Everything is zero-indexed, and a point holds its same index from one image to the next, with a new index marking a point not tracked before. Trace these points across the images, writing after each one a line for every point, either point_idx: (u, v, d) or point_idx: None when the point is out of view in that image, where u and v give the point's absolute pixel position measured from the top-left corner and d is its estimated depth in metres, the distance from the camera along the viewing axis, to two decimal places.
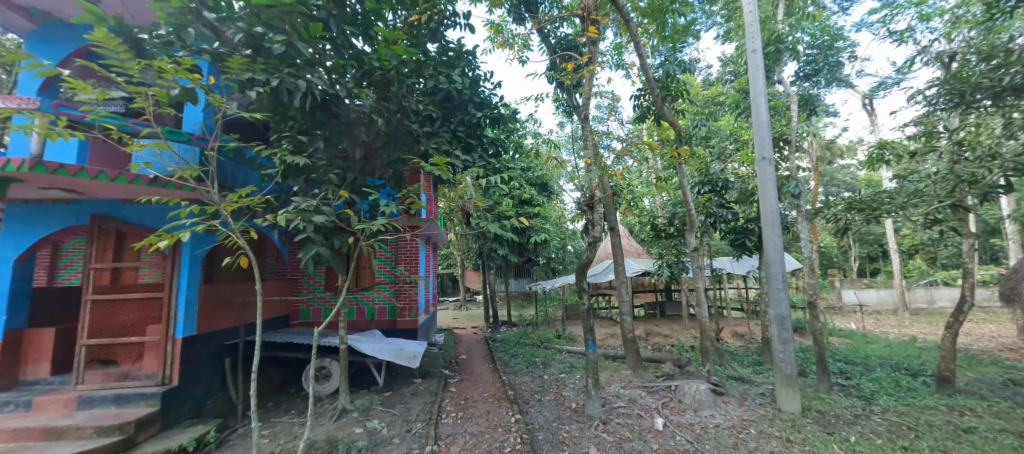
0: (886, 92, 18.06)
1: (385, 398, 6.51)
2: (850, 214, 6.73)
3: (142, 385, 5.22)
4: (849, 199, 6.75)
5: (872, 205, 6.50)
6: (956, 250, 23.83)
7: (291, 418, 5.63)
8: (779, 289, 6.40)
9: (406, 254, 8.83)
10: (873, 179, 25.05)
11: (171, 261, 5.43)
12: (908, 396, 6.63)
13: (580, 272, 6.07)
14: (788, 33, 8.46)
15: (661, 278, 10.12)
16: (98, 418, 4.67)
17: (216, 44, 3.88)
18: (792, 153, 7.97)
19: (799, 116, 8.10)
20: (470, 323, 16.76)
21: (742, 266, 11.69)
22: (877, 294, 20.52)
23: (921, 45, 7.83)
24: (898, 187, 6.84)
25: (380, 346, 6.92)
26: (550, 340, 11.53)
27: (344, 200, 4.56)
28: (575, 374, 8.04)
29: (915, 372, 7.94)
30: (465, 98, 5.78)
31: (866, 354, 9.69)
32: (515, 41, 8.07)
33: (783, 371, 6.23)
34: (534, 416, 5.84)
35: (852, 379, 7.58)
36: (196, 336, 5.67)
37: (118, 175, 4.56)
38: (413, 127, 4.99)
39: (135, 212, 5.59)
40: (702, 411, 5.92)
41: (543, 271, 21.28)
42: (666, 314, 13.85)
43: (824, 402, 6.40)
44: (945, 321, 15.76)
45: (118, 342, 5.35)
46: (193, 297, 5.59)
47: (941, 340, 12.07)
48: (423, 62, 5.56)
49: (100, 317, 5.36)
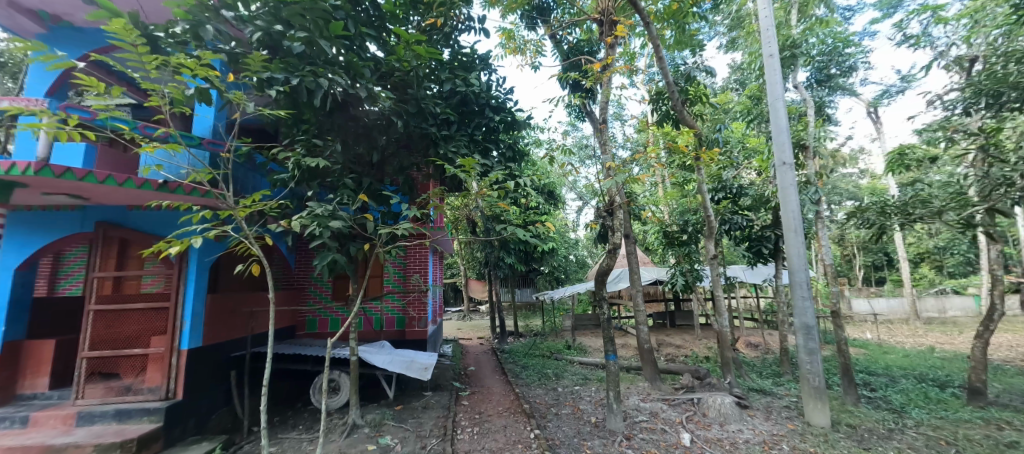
0: (891, 100, 18.06)
1: (396, 412, 6.26)
2: (884, 218, 6.54)
3: (145, 399, 4.96)
4: (882, 202, 6.59)
5: (907, 209, 6.34)
6: (964, 258, 23.56)
7: (299, 434, 5.38)
8: (804, 298, 6.21)
9: (416, 261, 8.52)
10: (877, 187, 24.96)
11: (177, 269, 5.23)
12: (940, 409, 6.37)
13: (599, 281, 5.87)
14: (802, 38, 8.33)
15: (675, 287, 9.90)
16: (98, 436, 4.43)
17: (233, 45, 3.76)
18: (811, 159, 7.81)
19: (815, 122, 7.98)
20: (476, 334, 16.46)
21: (755, 274, 11.46)
22: (887, 302, 20.27)
23: (937, 49, 7.77)
24: (933, 189, 6.65)
25: (391, 358, 6.70)
26: (560, 351, 11.26)
27: (360, 205, 4.41)
28: (590, 386, 7.79)
29: (942, 383, 7.69)
30: (482, 102, 5.69)
31: (887, 365, 9.43)
32: (527, 47, 8.01)
33: (810, 382, 6.00)
34: (553, 432, 5.61)
35: (878, 391, 7.34)
36: (202, 348, 5.44)
37: (126, 179, 4.40)
38: (431, 130, 4.86)
39: (142, 218, 5.41)
40: (729, 426, 5.69)
41: (548, 281, 21.04)
42: (676, 323, 13.60)
43: (854, 415, 6.15)
44: (960, 330, 15.47)
45: (121, 354, 5.11)
46: (200, 307, 5.38)
47: (959, 349, 11.80)
48: (440, 65, 5.44)
49: (103, 329, 5.12)
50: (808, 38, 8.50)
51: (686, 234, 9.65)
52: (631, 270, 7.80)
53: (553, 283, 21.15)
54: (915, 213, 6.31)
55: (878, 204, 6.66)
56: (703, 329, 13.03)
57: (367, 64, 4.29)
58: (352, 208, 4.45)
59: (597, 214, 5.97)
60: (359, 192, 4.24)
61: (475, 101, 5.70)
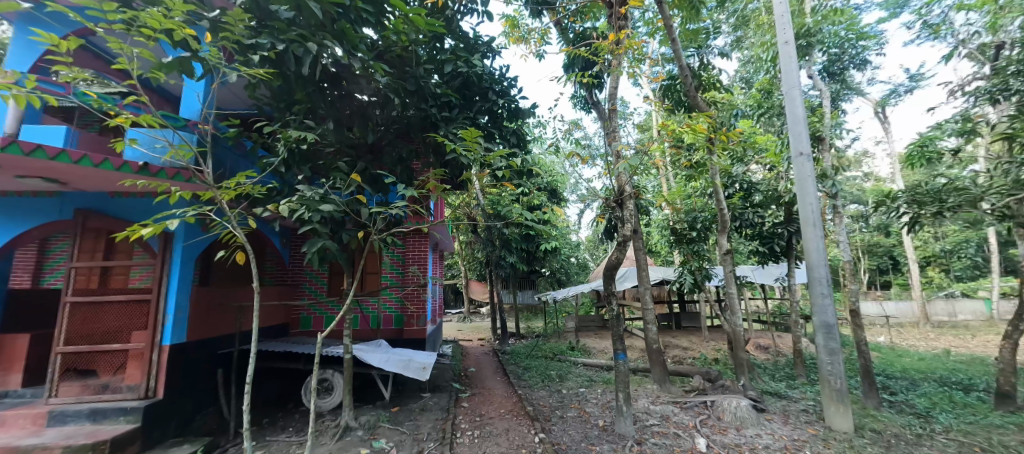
0: (899, 100, 17.76)
1: (392, 414, 5.93)
2: (913, 208, 6.30)
3: (122, 399, 4.64)
4: (911, 190, 6.35)
5: (937, 198, 6.09)
6: (973, 262, 23.18)
7: (289, 437, 5.05)
8: (823, 295, 5.87)
9: (415, 255, 8.23)
10: (884, 189, 24.63)
11: (161, 260, 4.92)
12: (968, 414, 6.02)
13: (607, 275, 5.54)
14: (817, 27, 8.05)
15: (684, 286, 9.55)
16: (69, 437, 4.11)
17: (216, 11, 3.47)
18: (827, 151, 7.48)
19: (831, 114, 7.64)
20: (476, 336, 16.10)
21: (764, 274, 11.09)
22: (895, 306, 19.88)
23: (959, 38, 7.46)
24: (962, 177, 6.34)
25: (387, 356, 6.38)
26: (564, 352, 10.92)
27: (353, 190, 4.12)
28: (595, 388, 7.44)
29: (966, 387, 7.32)
30: (485, 84, 5.43)
31: (904, 368, 9.07)
32: (532, 35, 7.73)
33: (831, 385, 5.65)
34: (559, 436, 5.26)
35: (898, 395, 6.98)
36: (186, 344, 5.12)
37: (104, 160, 4.11)
38: (431, 111, 4.57)
39: (125, 206, 5.12)
40: (746, 431, 5.34)
41: (549, 282, 20.67)
42: (682, 325, 13.23)
43: (877, 419, 5.81)
44: (973, 334, 15.06)
45: (98, 350, 4.78)
46: (184, 300, 5.06)
47: (976, 353, 11.42)
48: (441, 45, 5.15)
49: (79, 323, 4.79)
50: (822, 28, 8.21)
51: (696, 231, 9.39)
52: (639, 267, 7.46)
53: (555, 285, 20.79)
54: (947, 202, 6.02)
55: (903, 197, 6.35)
56: (710, 330, 12.66)
57: (363, 37, 3.99)
58: (345, 193, 4.15)
59: (606, 205, 5.64)
60: (352, 175, 3.97)
61: (477, 83, 5.43)
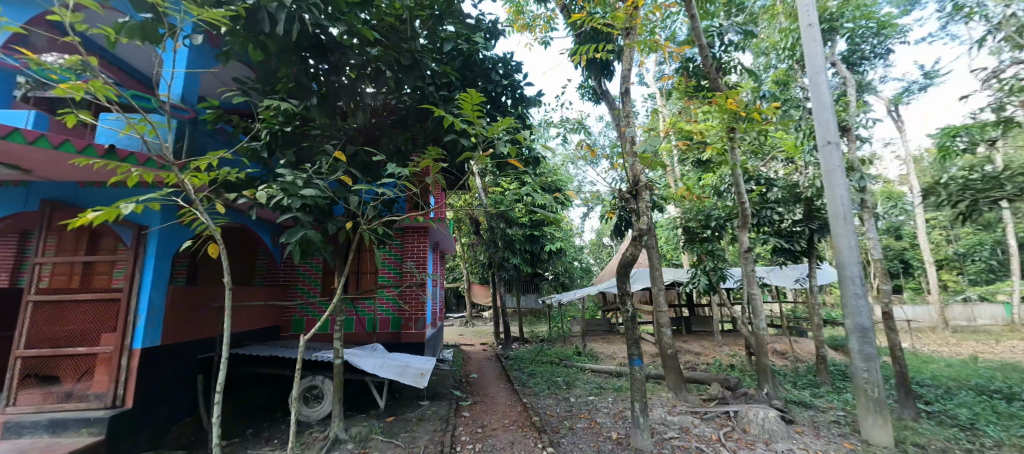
0: (913, 97, 17.21)
1: (387, 424, 5.46)
2: (964, 195, 5.99)
3: (87, 408, 4.18)
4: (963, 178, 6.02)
5: (993, 185, 5.78)
6: (989, 265, 22.53)
7: (272, 450, 4.59)
8: (857, 297, 5.36)
9: (414, 255, 7.79)
10: (895, 191, 24.06)
11: (133, 257, 4.51)
12: (1017, 426, 5.49)
13: (621, 273, 5.08)
14: (839, 12, 7.59)
15: (698, 289, 9.03)
16: (22, 451, 3.67)
17: None
18: (853, 142, 7.00)
19: (857, 103, 7.14)
20: (478, 340, 15.60)
21: (779, 275, 10.44)
22: (911, 310, 19.23)
23: (993, 22, 7.00)
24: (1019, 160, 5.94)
25: (382, 362, 5.93)
26: (570, 358, 10.42)
27: (340, 173, 3.68)
28: (606, 396, 6.96)
29: (1006, 396, 6.78)
30: (487, 66, 5.04)
31: (933, 375, 8.50)
32: (537, 22, 7.31)
33: (868, 394, 5.14)
34: (569, 450, 4.77)
35: (935, 405, 6.45)
36: (160, 348, 4.67)
37: (65, 142, 3.70)
38: (428, 89, 4.15)
39: (97, 198, 4.72)
40: (775, 445, 4.84)
41: (553, 286, 20.14)
42: (693, 329, 12.71)
43: (918, 433, 5.29)
44: (996, 339, 14.44)
45: (62, 355, 4.35)
46: (158, 300, 4.64)
47: (1005, 359, 10.84)
48: (440, 22, 4.74)
49: (42, 325, 4.37)
50: (843, 14, 7.75)
51: (710, 229, 8.91)
52: (652, 267, 6.98)
53: (559, 289, 20.25)
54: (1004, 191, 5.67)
55: (954, 184, 6.06)
56: (723, 335, 12.11)
57: (351, 4, 3.61)
58: (330, 178, 3.71)
59: (619, 197, 5.17)
60: (337, 156, 3.56)
61: (478, 63, 5.04)
